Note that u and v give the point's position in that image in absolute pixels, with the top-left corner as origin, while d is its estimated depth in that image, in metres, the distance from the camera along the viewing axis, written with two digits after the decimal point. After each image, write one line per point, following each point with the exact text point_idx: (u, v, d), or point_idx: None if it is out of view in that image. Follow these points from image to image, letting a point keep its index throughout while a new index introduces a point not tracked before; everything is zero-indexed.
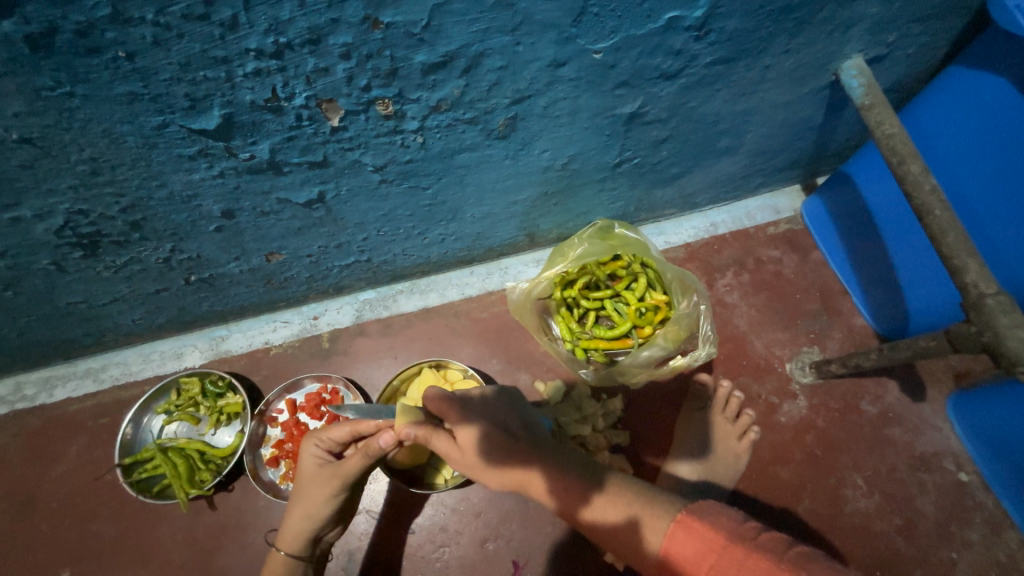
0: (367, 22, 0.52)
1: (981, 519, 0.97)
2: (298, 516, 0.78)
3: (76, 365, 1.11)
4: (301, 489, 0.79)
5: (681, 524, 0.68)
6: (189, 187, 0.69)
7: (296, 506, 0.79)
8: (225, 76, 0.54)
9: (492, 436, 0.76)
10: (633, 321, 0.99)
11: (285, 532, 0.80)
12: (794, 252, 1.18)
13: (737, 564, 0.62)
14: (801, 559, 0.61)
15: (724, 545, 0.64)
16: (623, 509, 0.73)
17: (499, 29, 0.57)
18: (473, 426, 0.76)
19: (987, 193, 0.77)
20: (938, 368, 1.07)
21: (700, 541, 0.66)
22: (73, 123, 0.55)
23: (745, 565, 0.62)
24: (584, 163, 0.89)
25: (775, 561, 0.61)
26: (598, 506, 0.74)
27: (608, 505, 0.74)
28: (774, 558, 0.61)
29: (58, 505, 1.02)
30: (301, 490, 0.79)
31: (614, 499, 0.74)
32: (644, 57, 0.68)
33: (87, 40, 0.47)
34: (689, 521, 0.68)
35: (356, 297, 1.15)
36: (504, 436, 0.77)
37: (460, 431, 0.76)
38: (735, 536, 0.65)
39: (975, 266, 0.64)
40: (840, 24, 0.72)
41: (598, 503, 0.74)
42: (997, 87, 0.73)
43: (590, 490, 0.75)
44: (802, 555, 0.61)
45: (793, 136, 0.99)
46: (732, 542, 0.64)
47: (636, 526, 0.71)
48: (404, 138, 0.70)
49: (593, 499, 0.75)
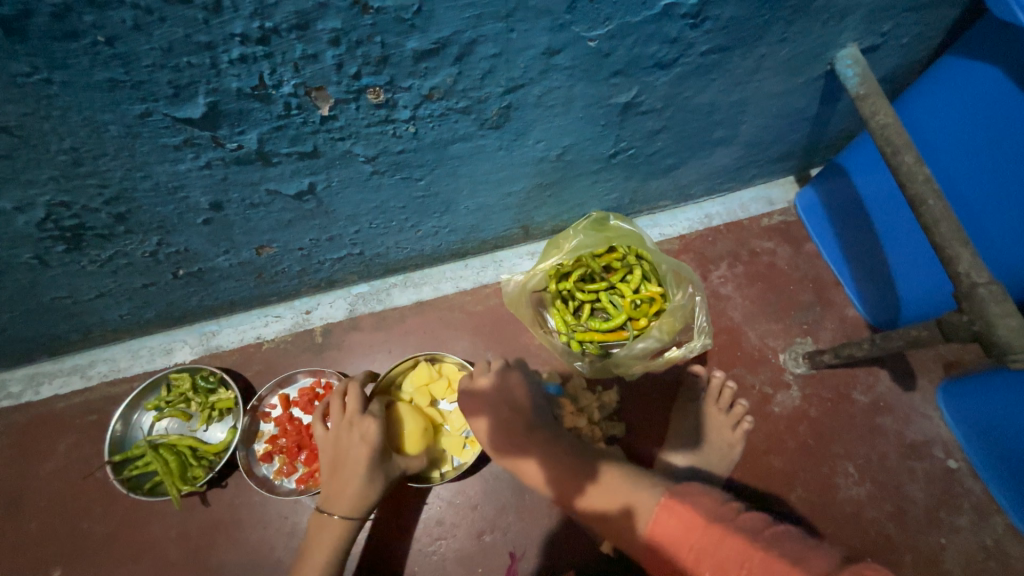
0: (357, 7, 0.51)
1: (969, 506, 0.98)
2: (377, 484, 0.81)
3: (63, 361, 1.09)
4: (374, 461, 0.81)
5: (667, 507, 0.70)
6: (175, 178, 0.67)
7: (370, 475, 0.80)
8: (210, 63, 0.52)
9: (499, 420, 0.82)
10: (629, 313, 0.99)
11: (353, 500, 0.79)
12: (787, 244, 1.18)
13: (716, 542, 0.64)
14: (777, 538, 0.64)
15: (705, 525, 0.67)
16: (615, 498, 0.74)
17: (492, 15, 0.56)
18: (484, 417, 0.83)
19: (980, 183, 0.77)
20: (929, 358, 1.08)
21: (685, 522, 0.68)
22: (52, 111, 0.54)
23: (725, 542, 0.64)
24: (578, 154, 0.88)
25: (753, 541, 0.63)
26: (591, 495, 0.76)
27: (597, 494, 0.75)
28: (750, 538, 0.64)
29: (46, 504, 1.01)
30: (376, 461, 0.81)
31: (605, 489, 0.75)
32: (639, 46, 0.67)
33: (64, 24, 0.45)
34: (674, 504, 0.70)
35: (349, 291, 1.14)
36: (511, 416, 0.82)
37: (474, 422, 0.84)
38: (715, 517, 0.67)
39: (967, 256, 0.64)
40: (835, 13, 0.71)
41: (590, 491, 0.76)
42: (989, 77, 0.73)
43: (581, 481, 0.77)
44: (776, 534, 0.64)
45: (787, 126, 0.98)
46: (713, 523, 0.66)
47: (625, 513, 0.72)
48: (395, 128, 0.68)
49: (586, 488, 0.76)
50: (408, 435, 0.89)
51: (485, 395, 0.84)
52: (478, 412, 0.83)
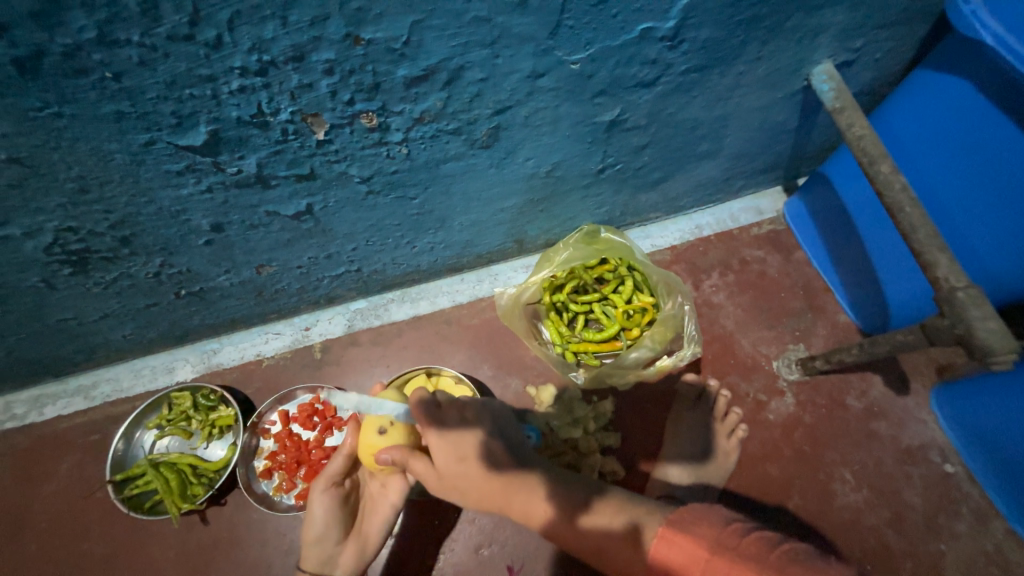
0: (350, 39, 0.54)
1: (968, 511, 0.98)
2: (311, 531, 0.80)
3: (66, 382, 1.11)
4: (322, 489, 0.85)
5: (665, 536, 0.67)
6: (178, 203, 0.70)
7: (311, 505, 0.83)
8: (211, 94, 0.55)
9: (485, 445, 0.75)
10: (621, 323, 1.02)
11: (311, 553, 0.79)
12: (777, 252, 1.20)
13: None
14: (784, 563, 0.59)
15: (707, 558, 0.62)
16: (622, 516, 0.72)
17: (478, 42, 0.60)
18: (450, 445, 0.73)
19: (955, 190, 0.79)
20: (921, 362, 1.09)
21: (686, 553, 0.64)
22: (60, 142, 0.56)
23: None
24: (568, 170, 0.91)
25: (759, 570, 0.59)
26: (597, 512, 0.73)
27: (607, 511, 0.73)
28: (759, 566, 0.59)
29: (47, 525, 1.01)
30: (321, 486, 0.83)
31: (613, 505, 0.74)
32: (621, 67, 0.70)
33: (75, 62, 0.48)
34: (673, 534, 0.66)
35: (347, 307, 1.16)
36: (491, 441, 0.75)
37: (438, 452, 0.73)
38: (718, 547, 0.62)
39: (945, 261, 0.66)
40: (808, 32, 0.75)
41: (598, 507, 0.74)
42: (956, 88, 0.76)
43: (590, 497, 0.75)
44: (786, 555, 0.61)
45: (771, 139, 1.02)
46: (716, 554, 0.62)
47: (636, 533, 0.70)
48: (389, 150, 0.71)
49: (593, 505, 0.74)
50: (395, 422, 0.77)
51: (450, 413, 0.76)
52: (447, 429, 0.74)
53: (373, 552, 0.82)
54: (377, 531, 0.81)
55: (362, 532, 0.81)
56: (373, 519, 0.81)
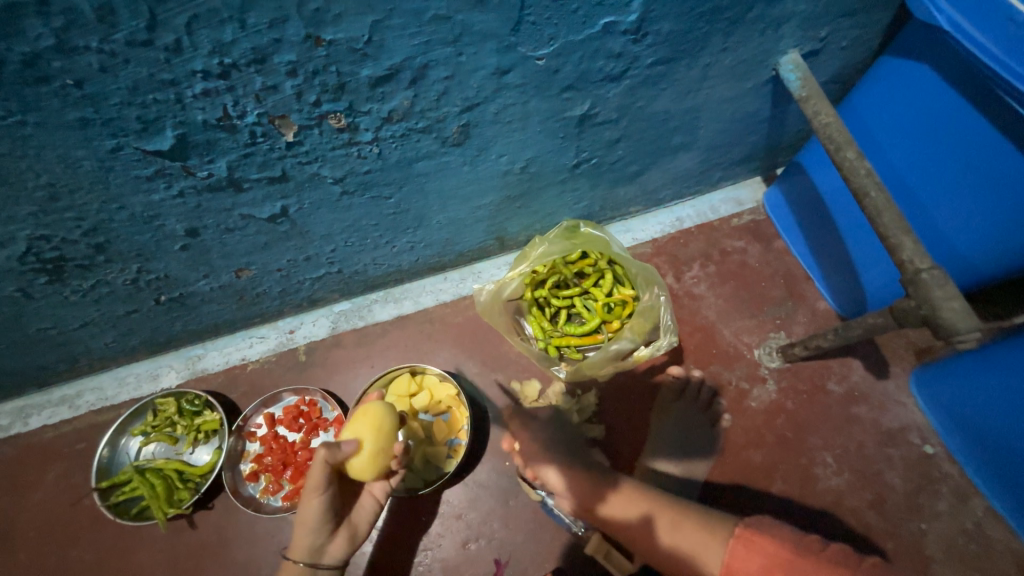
0: (310, 40, 0.54)
1: (948, 490, 1.00)
2: (308, 522, 0.75)
3: (51, 392, 1.11)
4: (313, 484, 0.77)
5: (742, 538, 0.72)
6: (150, 208, 0.71)
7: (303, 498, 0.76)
8: (175, 98, 0.56)
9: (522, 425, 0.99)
10: (602, 317, 1.03)
11: (301, 543, 0.76)
12: (757, 242, 1.21)
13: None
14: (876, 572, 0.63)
15: (788, 560, 0.67)
16: (638, 507, 0.83)
17: (440, 40, 0.60)
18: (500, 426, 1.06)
19: (921, 174, 0.81)
20: (900, 346, 1.10)
21: (764, 556, 0.69)
22: (27, 151, 0.57)
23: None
24: (542, 166, 0.92)
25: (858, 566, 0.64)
26: (615, 503, 0.84)
27: (623, 502, 0.83)
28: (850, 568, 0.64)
29: (34, 535, 1.01)
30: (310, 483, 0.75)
31: (631, 498, 0.84)
32: (586, 61, 0.71)
33: (35, 70, 0.49)
34: (750, 536, 0.71)
35: (331, 309, 1.16)
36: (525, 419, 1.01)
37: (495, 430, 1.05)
38: (802, 551, 0.67)
39: (909, 244, 0.67)
40: (771, 23, 0.76)
41: (614, 500, 0.84)
42: (920, 75, 0.77)
43: (605, 490, 0.86)
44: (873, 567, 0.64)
45: (745, 129, 1.03)
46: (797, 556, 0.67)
47: (648, 522, 0.80)
48: (359, 150, 0.72)
49: (610, 497, 0.84)
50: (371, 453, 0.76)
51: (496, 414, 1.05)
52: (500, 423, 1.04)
53: (361, 539, 0.82)
54: (364, 520, 0.82)
55: (351, 519, 0.80)
56: (359, 510, 0.82)
